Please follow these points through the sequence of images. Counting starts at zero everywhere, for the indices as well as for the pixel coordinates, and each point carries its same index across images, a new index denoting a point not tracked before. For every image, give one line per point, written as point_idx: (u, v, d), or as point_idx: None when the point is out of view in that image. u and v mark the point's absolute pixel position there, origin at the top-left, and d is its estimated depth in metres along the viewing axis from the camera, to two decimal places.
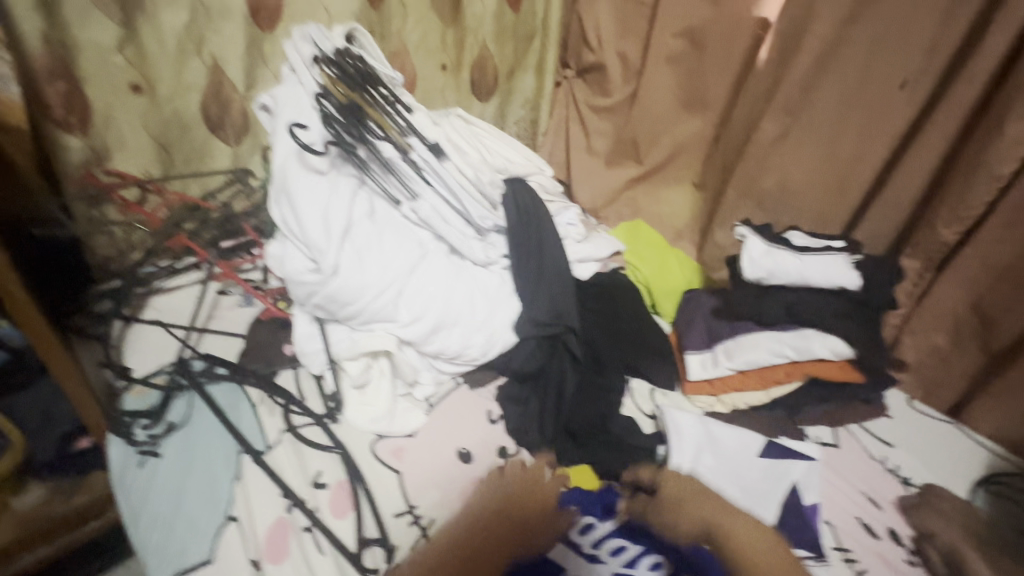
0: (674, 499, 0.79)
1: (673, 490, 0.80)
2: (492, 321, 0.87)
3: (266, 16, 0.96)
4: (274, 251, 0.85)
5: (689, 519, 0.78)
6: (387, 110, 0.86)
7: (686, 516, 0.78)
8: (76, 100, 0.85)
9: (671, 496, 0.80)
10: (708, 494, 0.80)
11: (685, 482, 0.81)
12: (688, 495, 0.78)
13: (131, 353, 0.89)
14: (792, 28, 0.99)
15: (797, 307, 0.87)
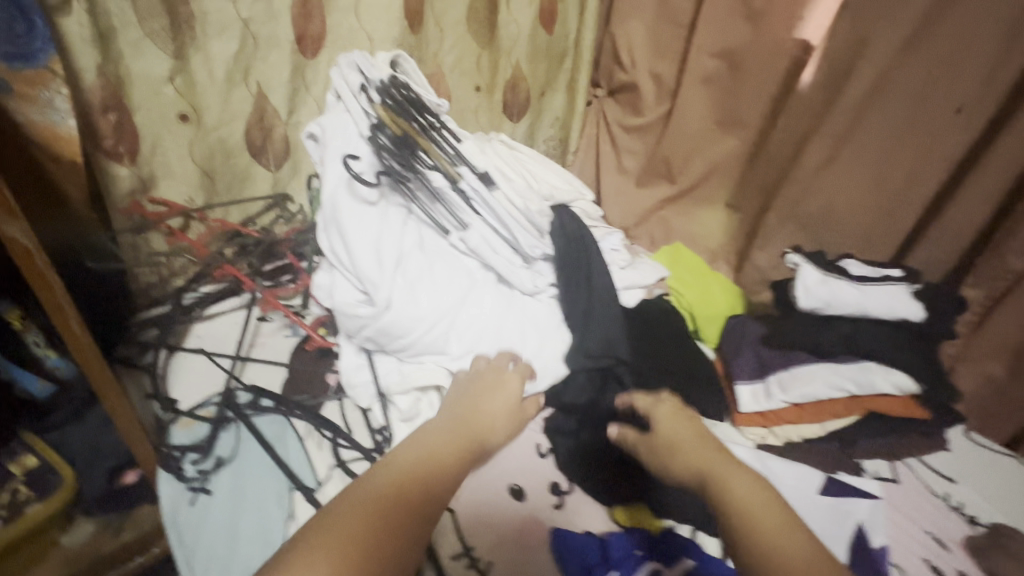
0: (667, 444, 0.74)
1: (668, 435, 0.75)
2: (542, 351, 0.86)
3: (310, 42, 0.97)
4: (322, 281, 0.86)
5: (683, 466, 0.71)
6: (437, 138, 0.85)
7: (686, 457, 0.71)
8: (126, 132, 0.85)
9: (668, 440, 0.74)
10: (710, 442, 0.73)
11: (683, 420, 0.77)
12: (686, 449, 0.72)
13: (176, 384, 0.88)
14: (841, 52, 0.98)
15: (855, 339, 0.84)
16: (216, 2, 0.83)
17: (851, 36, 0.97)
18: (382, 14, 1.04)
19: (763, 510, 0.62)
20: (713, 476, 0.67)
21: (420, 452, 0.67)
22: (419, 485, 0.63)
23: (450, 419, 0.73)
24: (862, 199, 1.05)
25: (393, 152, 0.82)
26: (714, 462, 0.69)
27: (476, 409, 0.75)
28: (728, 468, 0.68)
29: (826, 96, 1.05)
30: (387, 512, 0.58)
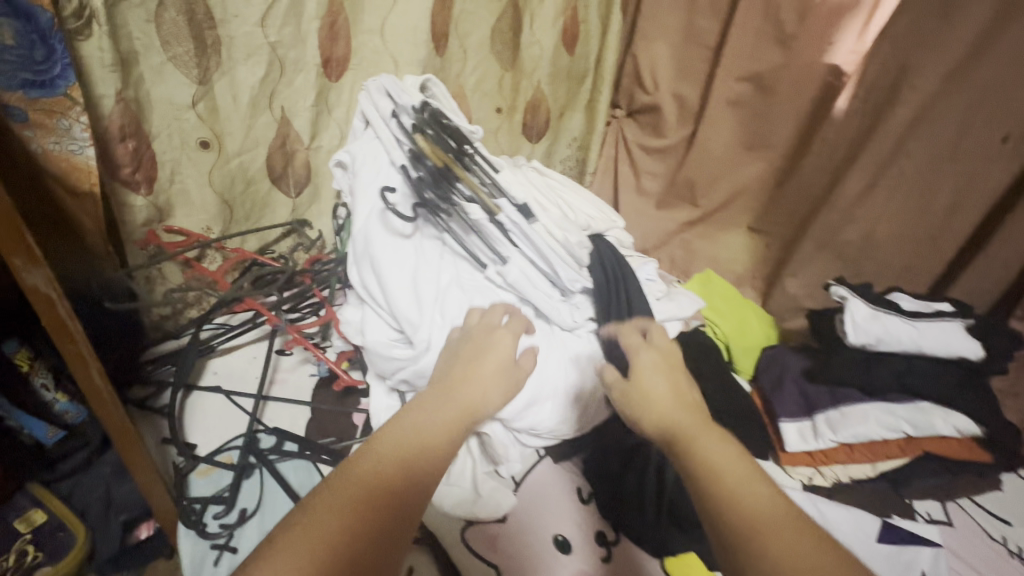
0: (642, 394, 0.63)
1: (647, 386, 0.64)
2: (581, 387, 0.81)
3: (336, 66, 0.94)
4: (350, 317, 0.82)
5: (659, 419, 0.60)
6: (474, 168, 0.81)
7: (657, 409, 0.60)
8: (143, 160, 0.81)
9: (642, 391, 0.64)
10: (692, 399, 0.61)
11: (665, 373, 0.66)
12: (665, 400, 0.61)
13: (194, 426, 0.83)
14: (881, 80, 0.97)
15: (908, 376, 0.82)
16: (244, 26, 0.80)
17: (891, 64, 0.95)
18: (409, 36, 1.01)
19: (730, 468, 0.52)
20: (682, 435, 0.56)
21: (405, 431, 0.54)
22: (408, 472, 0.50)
23: (439, 392, 0.61)
24: (906, 229, 1.05)
25: (430, 182, 0.77)
26: (683, 417, 0.58)
27: (469, 376, 0.63)
28: (700, 426, 0.57)
29: (862, 123, 1.03)
30: (359, 508, 0.46)
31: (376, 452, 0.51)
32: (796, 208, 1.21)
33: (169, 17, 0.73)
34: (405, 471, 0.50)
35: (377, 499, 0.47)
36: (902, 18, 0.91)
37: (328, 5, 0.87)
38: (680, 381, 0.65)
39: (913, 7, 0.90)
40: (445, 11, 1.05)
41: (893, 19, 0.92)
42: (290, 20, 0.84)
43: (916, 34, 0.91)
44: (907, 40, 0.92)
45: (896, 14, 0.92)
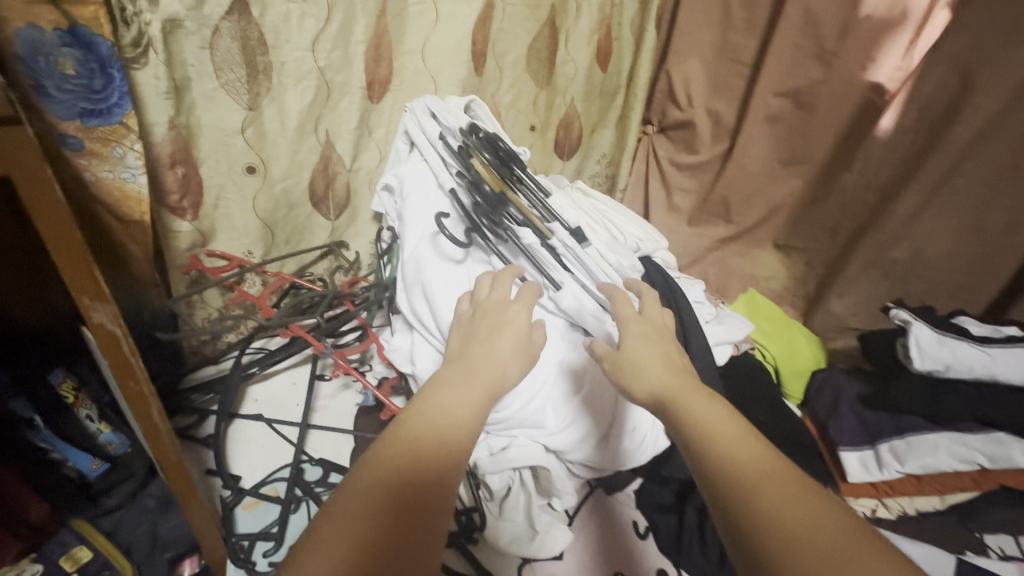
0: (630, 359, 0.58)
1: (634, 350, 0.58)
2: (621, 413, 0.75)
3: (379, 88, 0.93)
4: (398, 345, 0.80)
5: (648, 382, 0.55)
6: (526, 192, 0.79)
7: (652, 377, 0.55)
8: (191, 185, 0.80)
9: (630, 357, 0.58)
10: (686, 369, 0.57)
11: (654, 339, 0.60)
12: (653, 366, 0.56)
13: (237, 457, 0.81)
14: (932, 97, 0.96)
15: (981, 406, 0.78)
16: (295, 51, 0.80)
17: (948, 81, 0.93)
18: (449, 57, 1.00)
19: (721, 426, 0.49)
20: (674, 398, 0.53)
21: (430, 417, 0.52)
22: (431, 462, 0.49)
23: (461, 369, 0.57)
24: (956, 248, 1.01)
25: (483, 207, 0.75)
26: (677, 381, 0.55)
27: (487, 354, 0.59)
28: (694, 391, 0.53)
29: (914, 140, 1.00)
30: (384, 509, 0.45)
31: (392, 449, 0.49)
32: (838, 224, 1.16)
33: (223, 44, 0.73)
34: (431, 461, 0.48)
35: (402, 498, 0.46)
36: (955, 34, 0.90)
37: (375, 28, 0.87)
38: (671, 349, 0.60)
39: (970, 22, 0.88)
40: (486, 30, 1.04)
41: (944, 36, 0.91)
42: (339, 44, 0.84)
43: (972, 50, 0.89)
44: (962, 57, 0.90)
45: (948, 30, 0.90)
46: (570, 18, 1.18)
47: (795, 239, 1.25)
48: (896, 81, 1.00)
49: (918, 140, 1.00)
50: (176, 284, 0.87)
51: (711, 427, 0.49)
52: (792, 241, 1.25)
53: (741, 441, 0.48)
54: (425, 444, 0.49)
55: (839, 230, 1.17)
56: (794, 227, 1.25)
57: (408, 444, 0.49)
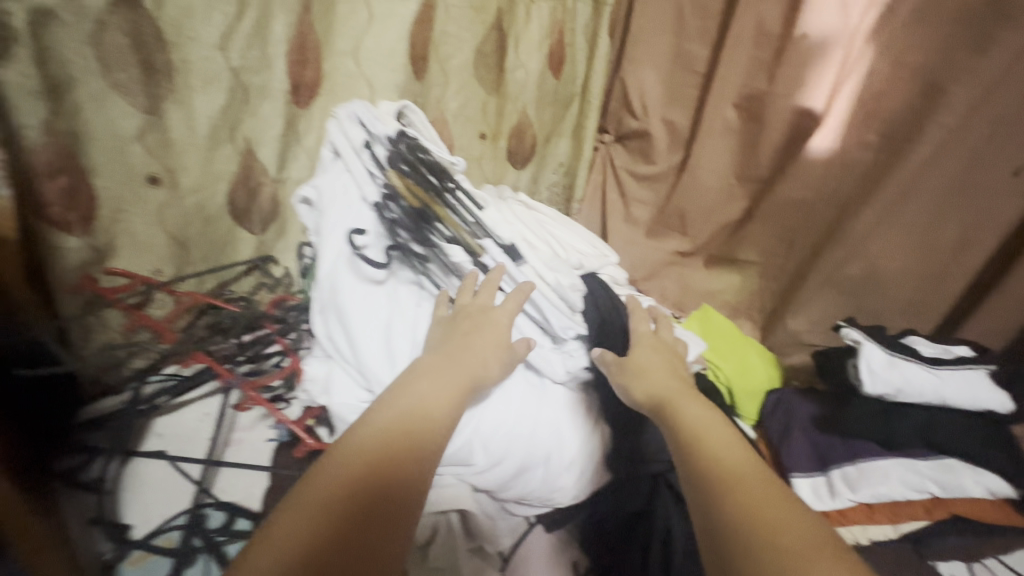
0: (637, 363, 0.68)
1: (641, 357, 0.69)
2: (557, 445, 0.70)
3: (306, 91, 0.86)
4: (315, 373, 0.71)
5: (651, 384, 0.65)
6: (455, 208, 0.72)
7: (654, 379, 0.66)
8: (80, 196, 0.70)
9: (636, 362, 0.69)
10: (682, 376, 0.68)
11: (660, 353, 0.71)
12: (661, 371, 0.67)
13: (130, 504, 0.72)
14: (890, 109, 0.92)
15: (932, 431, 0.76)
16: (201, 50, 0.71)
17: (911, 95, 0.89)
18: (385, 59, 0.93)
19: (707, 427, 0.57)
20: (669, 400, 0.63)
21: (408, 404, 0.55)
22: (402, 451, 0.51)
23: (446, 359, 0.61)
24: (910, 264, 1.00)
25: (408, 224, 0.69)
26: (674, 385, 0.65)
27: (466, 347, 0.63)
28: (685, 393, 0.64)
29: (875, 156, 0.96)
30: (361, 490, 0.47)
31: (361, 440, 0.51)
32: (794, 237, 1.12)
33: (111, 39, 0.64)
34: (405, 450, 0.51)
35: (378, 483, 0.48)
36: (915, 46, 0.86)
37: (298, 26, 0.80)
38: (673, 364, 0.70)
39: (929, 34, 0.85)
40: (425, 32, 0.97)
41: (902, 47, 0.88)
42: (256, 43, 0.76)
43: (934, 61, 0.86)
44: (922, 69, 0.87)
45: (906, 42, 0.87)
46: (519, 22, 1.12)
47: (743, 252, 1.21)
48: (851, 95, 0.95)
49: (878, 155, 0.96)
50: (65, 306, 0.76)
51: (702, 431, 0.57)
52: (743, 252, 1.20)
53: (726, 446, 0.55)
54: (401, 431, 0.52)
55: (796, 243, 1.12)
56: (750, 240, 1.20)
57: (379, 432, 0.51)
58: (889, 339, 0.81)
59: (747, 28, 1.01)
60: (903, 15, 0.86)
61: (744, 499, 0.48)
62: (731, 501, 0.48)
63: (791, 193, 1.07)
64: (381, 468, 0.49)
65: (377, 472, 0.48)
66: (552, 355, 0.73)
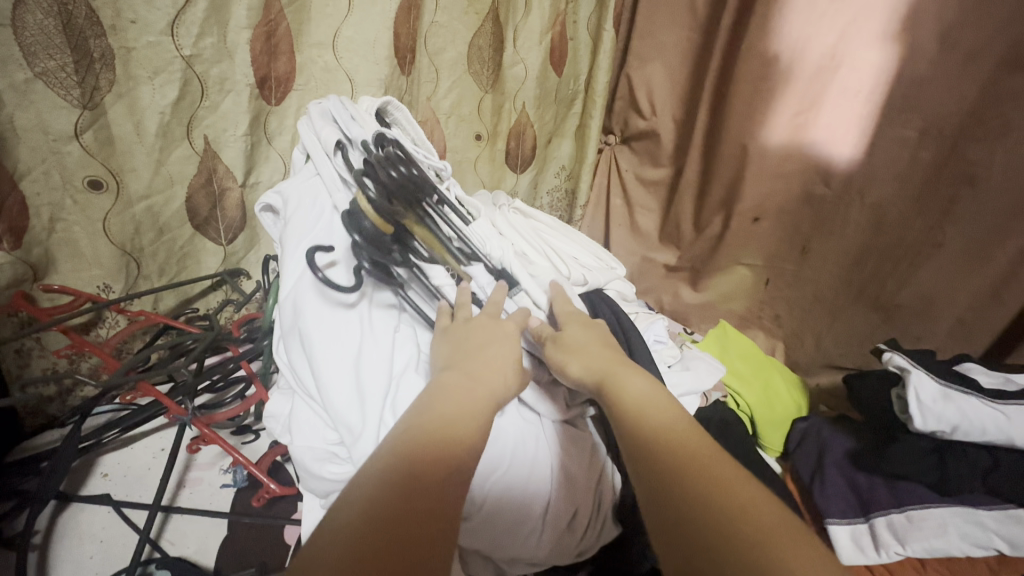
0: (565, 341, 0.56)
1: (570, 334, 0.57)
2: (567, 491, 0.59)
3: (276, 85, 0.76)
4: (278, 409, 0.66)
5: (579, 364, 0.54)
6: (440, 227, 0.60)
7: (584, 363, 0.53)
8: (5, 206, 0.61)
9: (565, 341, 0.56)
10: (615, 349, 0.56)
11: (593, 328, 0.59)
12: (592, 346, 0.55)
13: (62, 559, 0.62)
14: (949, 105, 0.76)
15: (994, 474, 0.65)
16: (145, 35, 0.62)
17: (973, 85, 0.73)
18: (366, 52, 0.82)
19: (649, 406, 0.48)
20: (602, 380, 0.51)
21: (432, 429, 0.43)
22: (430, 479, 0.40)
23: (464, 377, 0.48)
24: (956, 279, 0.83)
25: (367, 248, 0.56)
26: (603, 360, 0.53)
27: (484, 360, 0.50)
28: (621, 367, 0.52)
29: (916, 155, 0.81)
30: (392, 498, 0.38)
31: (368, 465, 0.40)
32: (808, 242, 0.99)
33: (33, 20, 0.55)
34: (439, 458, 0.41)
35: (415, 490, 0.39)
36: (972, 21, 0.71)
37: (263, 11, 0.70)
38: (607, 338, 0.58)
39: (996, 10, 0.69)
40: (411, 21, 0.85)
41: (959, 29, 0.72)
42: (212, 28, 0.66)
43: (996, 39, 0.70)
44: (988, 51, 0.71)
45: (964, 19, 0.71)
46: (517, 13, 1.02)
47: (745, 255, 1.08)
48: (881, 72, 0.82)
49: (925, 155, 0.80)
50: None
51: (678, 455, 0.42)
52: (746, 256, 1.08)
53: (733, 480, 0.40)
54: (423, 454, 0.41)
55: (809, 247, 0.99)
56: (753, 243, 1.06)
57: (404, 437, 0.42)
58: (941, 364, 0.72)
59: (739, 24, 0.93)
60: None
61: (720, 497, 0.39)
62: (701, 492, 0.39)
63: (810, 186, 0.96)
64: (407, 490, 0.38)
65: (415, 486, 0.39)
66: (552, 392, 0.64)
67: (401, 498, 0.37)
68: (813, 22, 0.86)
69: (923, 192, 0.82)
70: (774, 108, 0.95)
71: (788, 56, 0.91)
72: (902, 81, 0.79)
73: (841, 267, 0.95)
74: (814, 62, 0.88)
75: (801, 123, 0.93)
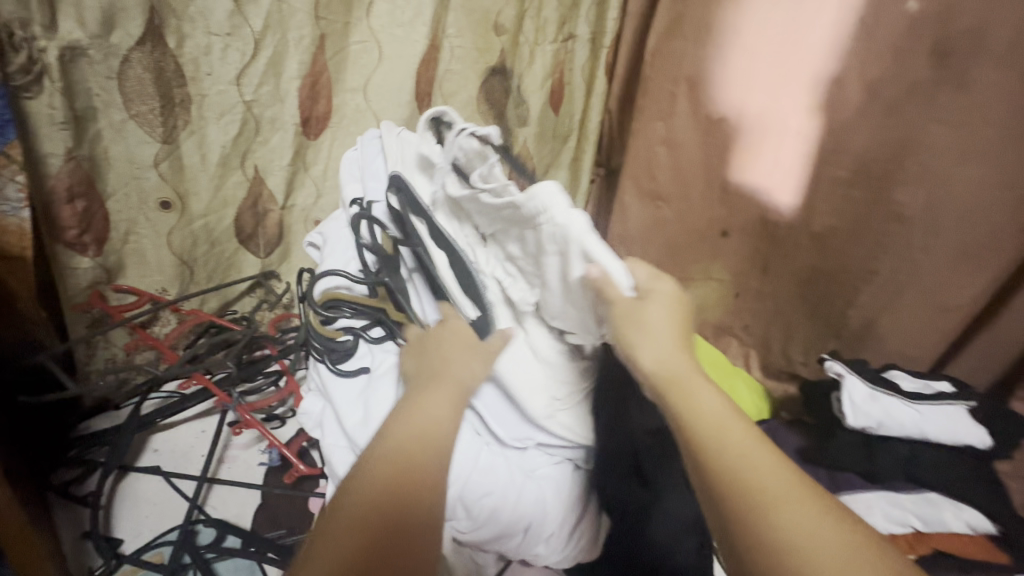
0: (637, 316, 0.55)
1: (651, 315, 0.55)
2: (537, 520, 0.67)
3: (315, 124, 0.90)
4: (309, 407, 0.78)
5: (649, 350, 0.54)
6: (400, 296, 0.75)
7: (659, 349, 0.54)
8: (94, 220, 0.75)
9: (637, 316, 0.55)
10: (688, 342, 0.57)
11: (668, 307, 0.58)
12: (659, 336, 0.55)
13: (124, 518, 0.73)
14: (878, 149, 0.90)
15: (915, 465, 0.77)
16: (217, 84, 0.76)
17: (891, 134, 0.88)
18: (392, 95, 0.97)
19: (723, 422, 0.50)
20: (672, 381, 0.53)
21: (418, 426, 0.54)
22: (417, 471, 0.51)
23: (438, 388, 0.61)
24: (893, 294, 0.97)
25: (324, 354, 0.76)
26: (680, 361, 0.55)
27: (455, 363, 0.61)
28: (692, 372, 0.54)
29: (851, 192, 0.95)
30: (377, 507, 0.49)
31: (372, 458, 0.51)
32: (767, 262, 1.11)
33: (134, 74, 0.69)
34: (421, 459, 0.52)
35: (396, 494, 0.50)
36: (888, 79, 0.85)
37: (311, 65, 0.84)
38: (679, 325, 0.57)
39: (910, 71, 0.83)
40: (429, 71, 1.01)
41: (884, 85, 0.86)
42: (269, 78, 0.81)
43: (909, 98, 0.84)
44: (906, 107, 0.85)
45: (886, 74, 0.85)
46: (522, 62, 1.17)
47: (714, 270, 1.19)
48: (814, 114, 0.95)
49: (859, 192, 0.94)
50: (74, 324, 0.79)
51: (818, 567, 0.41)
52: (716, 270, 1.18)
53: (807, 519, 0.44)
54: (419, 443, 0.53)
55: (768, 267, 1.11)
56: (721, 257, 1.16)
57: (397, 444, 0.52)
58: (873, 371, 0.84)
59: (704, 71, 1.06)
60: (885, 43, 0.83)
61: (784, 527, 0.44)
62: (774, 528, 0.44)
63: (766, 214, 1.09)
64: (390, 499, 0.49)
65: (394, 491, 0.50)
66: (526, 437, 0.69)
67: (389, 490, 0.50)
68: (760, 71, 0.97)
69: (857, 223, 0.96)
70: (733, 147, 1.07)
71: (739, 98, 1.02)
72: (832, 125, 0.93)
73: (795, 287, 1.09)
74: (758, 106, 1.00)
75: (752, 162, 1.05)
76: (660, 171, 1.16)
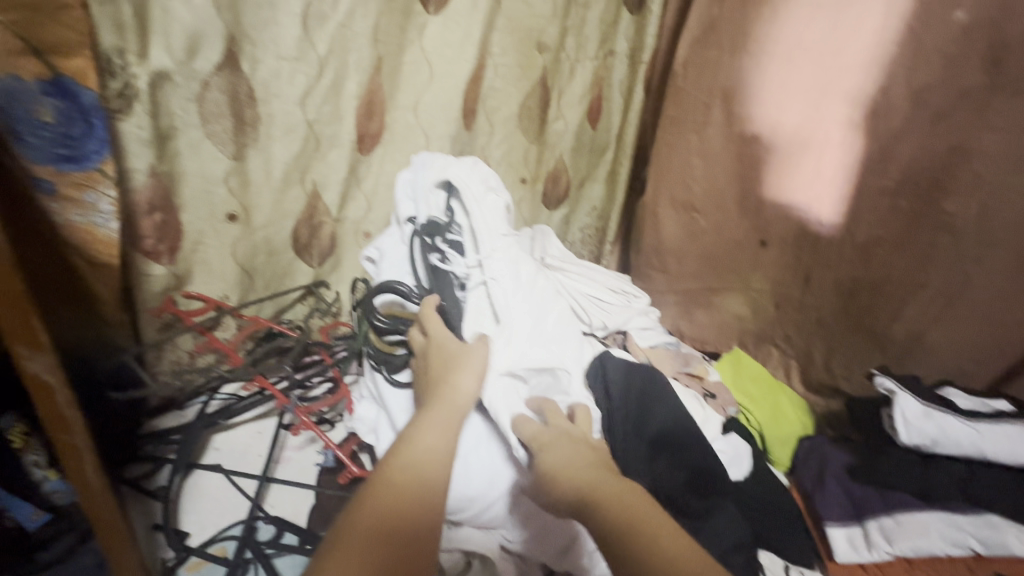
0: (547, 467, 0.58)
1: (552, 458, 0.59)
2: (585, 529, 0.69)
3: (369, 142, 0.94)
4: (364, 413, 0.82)
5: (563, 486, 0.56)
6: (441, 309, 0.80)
7: (567, 477, 0.56)
8: (169, 232, 0.80)
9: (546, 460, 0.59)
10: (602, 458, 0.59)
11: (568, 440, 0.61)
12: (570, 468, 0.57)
13: (189, 512, 0.77)
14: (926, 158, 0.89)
15: (972, 484, 0.75)
16: (283, 105, 0.82)
17: (940, 144, 0.87)
18: (441, 113, 1.00)
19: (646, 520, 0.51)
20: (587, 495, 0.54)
21: None
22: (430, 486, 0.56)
23: None
24: (944, 309, 0.94)
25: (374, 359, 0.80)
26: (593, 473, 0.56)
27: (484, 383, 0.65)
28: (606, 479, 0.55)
29: (897, 202, 0.94)
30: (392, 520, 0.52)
31: (393, 467, 0.56)
32: (810, 272, 1.09)
33: (211, 96, 0.75)
34: (429, 478, 0.56)
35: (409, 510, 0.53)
36: (935, 88, 0.85)
37: (368, 85, 0.89)
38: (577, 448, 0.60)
39: (959, 80, 0.83)
40: (475, 89, 1.04)
41: (932, 94, 0.85)
42: (330, 98, 0.86)
43: (957, 108, 0.84)
44: (954, 114, 0.84)
45: (933, 82, 0.85)
46: (563, 78, 1.20)
47: (754, 280, 1.18)
48: (857, 127, 0.95)
49: (906, 203, 0.93)
50: (146, 327, 0.85)
51: None
52: (755, 281, 1.18)
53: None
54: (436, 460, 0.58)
55: (811, 276, 1.09)
56: (761, 267, 1.16)
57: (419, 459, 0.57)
58: (926, 388, 0.83)
59: (745, 84, 1.07)
60: (931, 51, 0.84)
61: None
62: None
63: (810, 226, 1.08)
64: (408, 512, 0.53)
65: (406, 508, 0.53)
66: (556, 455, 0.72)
67: (405, 503, 0.53)
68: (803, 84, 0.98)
69: (904, 234, 0.95)
70: (774, 161, 1.07)
71: (775, 113, 1.04)
72: (878, 137, 0.93)
73: (839, 301, 1.06)
74: (796, 121, 1.01)
75: (791, 177, 1.06)
76: (695, 182, 1.18)
